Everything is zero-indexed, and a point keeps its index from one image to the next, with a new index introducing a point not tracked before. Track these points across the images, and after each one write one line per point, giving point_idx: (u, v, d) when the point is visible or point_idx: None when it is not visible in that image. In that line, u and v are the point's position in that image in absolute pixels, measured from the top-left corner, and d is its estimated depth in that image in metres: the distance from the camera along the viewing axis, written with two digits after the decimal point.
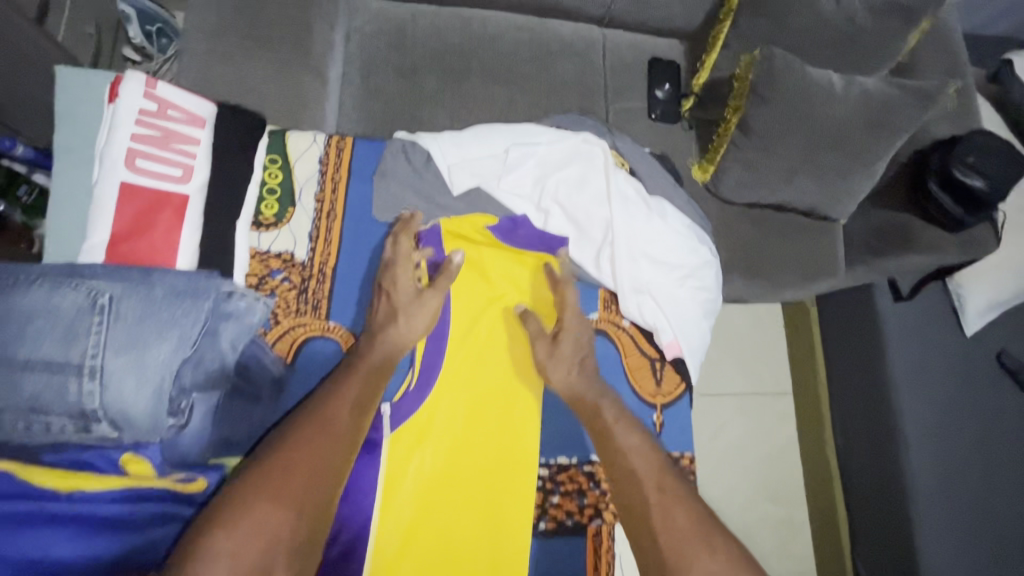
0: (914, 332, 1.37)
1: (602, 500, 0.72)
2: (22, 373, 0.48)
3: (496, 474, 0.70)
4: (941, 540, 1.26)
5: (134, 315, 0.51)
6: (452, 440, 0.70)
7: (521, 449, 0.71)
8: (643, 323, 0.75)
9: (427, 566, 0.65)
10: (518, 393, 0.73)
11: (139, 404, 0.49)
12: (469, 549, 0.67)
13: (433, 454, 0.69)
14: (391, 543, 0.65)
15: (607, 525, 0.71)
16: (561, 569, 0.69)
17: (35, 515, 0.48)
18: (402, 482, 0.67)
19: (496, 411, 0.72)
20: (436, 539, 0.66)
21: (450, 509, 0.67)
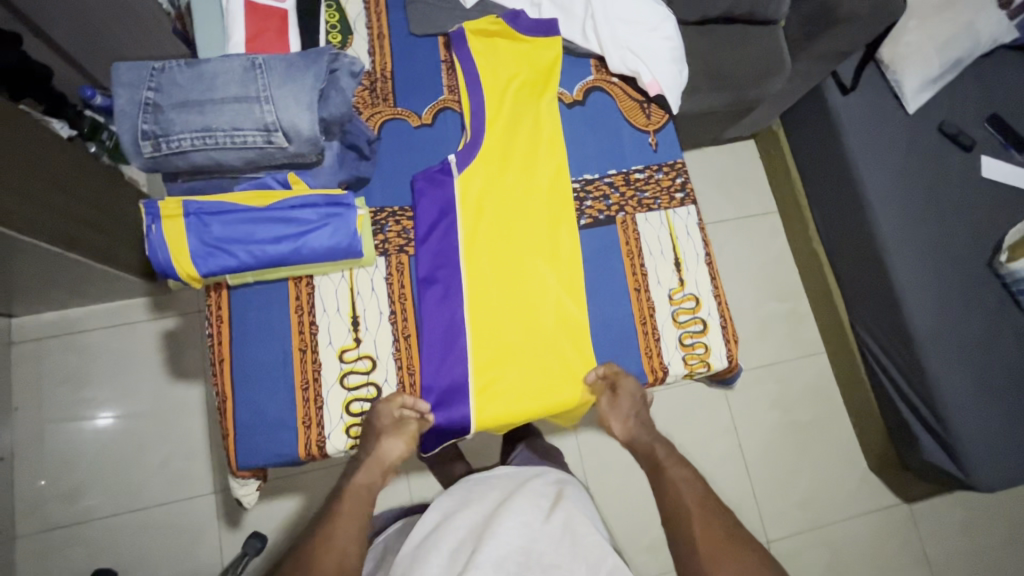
0: (864, 118, 1.60)
1: (624, 199, 0.95)
2: (222, 105, 0.72)
3: (540, 185, 0.93)
4: (912, 275, 1.51)
5: (282, 66, 0.75)
6: (503, 165, 0.93)
7: (556, 165, 0.95)
8: (627, 72, 0.99)
9: (497, 251, 0.90)
10: (546, 127, 0.95)
11: (299, 117, 0.74)
12: (528, 238, 0.91)
13: (492, 175, 0.92)
14: (470, 238, 0.90)
15: (631, 216, 0.95)
16: (601, 246, 0.94)
17: (250, 222, 0.77)
18: (470, 199, 0.91)
19: (532, 142, 0.95)
20: (502, 233, 0.91)
21: (506, 214, 0.92)
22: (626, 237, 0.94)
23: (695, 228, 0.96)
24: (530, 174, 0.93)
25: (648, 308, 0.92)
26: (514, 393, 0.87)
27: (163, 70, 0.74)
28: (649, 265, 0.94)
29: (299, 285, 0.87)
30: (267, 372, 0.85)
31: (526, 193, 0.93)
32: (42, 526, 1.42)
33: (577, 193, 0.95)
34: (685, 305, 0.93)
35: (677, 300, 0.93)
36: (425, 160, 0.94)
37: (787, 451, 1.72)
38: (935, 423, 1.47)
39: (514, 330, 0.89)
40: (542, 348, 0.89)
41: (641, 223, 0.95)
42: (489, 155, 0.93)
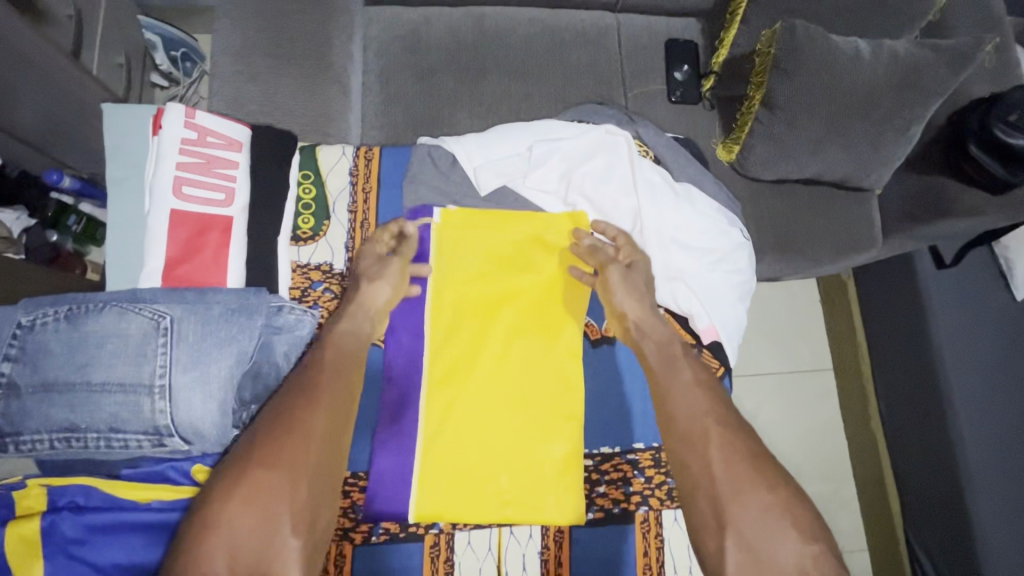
0: (958, 300, 1.32)
1: (647, 489, 0.82)
2: (100, 394, 0.57)
3: (518, 310, 0.84)
4: (990, 506, 1.25)
5: (194, 336, 0.60)
6: (485, 281, 0.85)
7: (570, 352, 0.84)
8: (678, 309, 0.83)
9: (471, 433, 0.79)
10: (550, 296, 0.85)
11: (204, 415, 0.59)
12: (509, 430, 0.80)
13: (463, 290, 0.84)
14: (444, 402, 0.80)
15: (653, 512, 0.82)
16: (598, 544, 0.81)
17: (121, 524, 0.59)
18: (461, 361, 0.82)
19: (521, 283, 0.85)
20: (491, 411, 0.80)
21: (497, 379, 0.81)
22: (644, 542, 0.81)
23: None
24: (529, 358, 0.83)
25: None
26: (473, 397, 0.80)
27: (33, 326, 0.57)
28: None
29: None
30: None
31: (528, 378, 0.82)
32: None
33: (589, 472, 0.83)
34: None
35: None
36: (399, 397, 0.80)
37: None
38: None
39: (482, 436, 0.79)
40: (522, 456, 0.79)
41: (668, 524, 0.82)
42: (462, 269, 0.85)
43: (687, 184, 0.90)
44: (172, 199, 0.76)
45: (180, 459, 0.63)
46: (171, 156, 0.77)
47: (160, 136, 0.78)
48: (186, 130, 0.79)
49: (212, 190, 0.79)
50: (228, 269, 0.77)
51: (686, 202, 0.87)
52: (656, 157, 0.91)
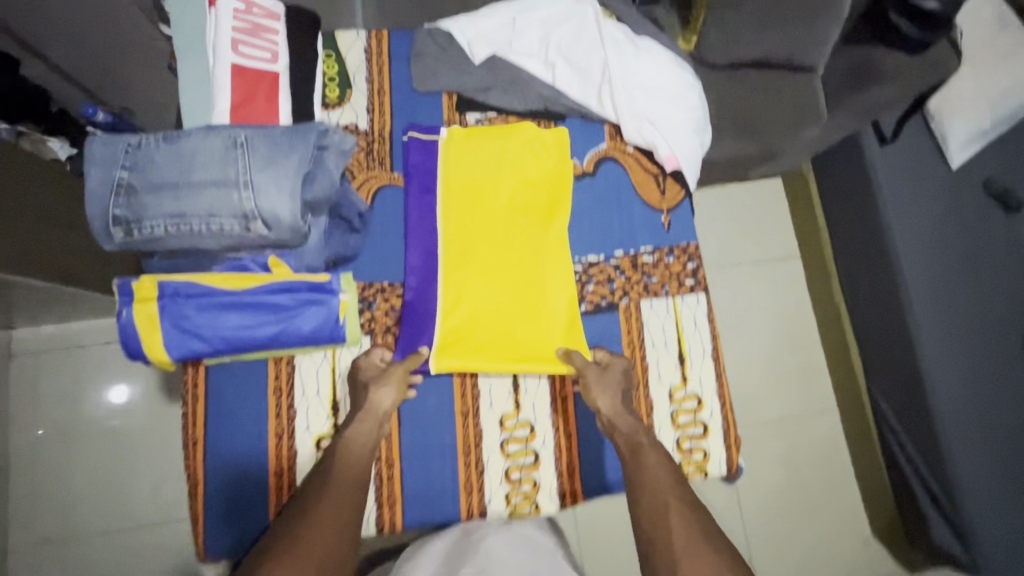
0: (901, 173, 1.49)
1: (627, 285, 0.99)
2: (199, 190, 0.68)
3: (514, 199, 1.01)
4: (936, 346, 1.40)
5: (263, 146, 0.71)
6: (485, 182, 1.01)
7: (558, 233, 0.99)
8: (644, 143, 1.00)
9: (477, 300, 0.96)
10: (541, 193, 1.01)
11: (280, 203, 0.69)
12: (508, 295, 0.97)
13: (467, 189, 1.00)
14: (454, 277, 0.97)
15: (633, 302, 0.99)
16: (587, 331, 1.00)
17: (224, 305, 0.74)
18: (464, 245, 0.98)
19: (515, 185, 1.01)
20: (495, 283, 0.97)
21: (495, 260, 0.98)
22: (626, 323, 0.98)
23: (702, 319, 0.96)
24: (522, 239, 0.99)
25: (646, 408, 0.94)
26: (479, 275, 0.97)
27: (141, 146, 0.70)
28: (650, 357, 0.96)
29: (278, 363, 0.92)
30: (240, 451, 0.89)
31: (525, 258, 0.98)
32: (34, 540, 1.42)
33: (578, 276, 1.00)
34: (687, 404, 0.95)
35: (677, 399, 0.94)
36: (420, 224, 0.98)
37: (786, 507, 1.66)
38: (947, 503, 1.37)
39: (487, 304, 0.96)
40: (527, 318, 0.96)
41: (646, 311, 0.97)
42: (466, 171, 1.01)
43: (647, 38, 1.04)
44: (231, 56, 0.94)
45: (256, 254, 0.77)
46: (226, 24, 0.94)
47: (217, 8, 0.95)
48: (237, 3, 0.96)
49: (260, 51, 0.96)
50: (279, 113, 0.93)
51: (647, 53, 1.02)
52: (621, 17, 1.03)
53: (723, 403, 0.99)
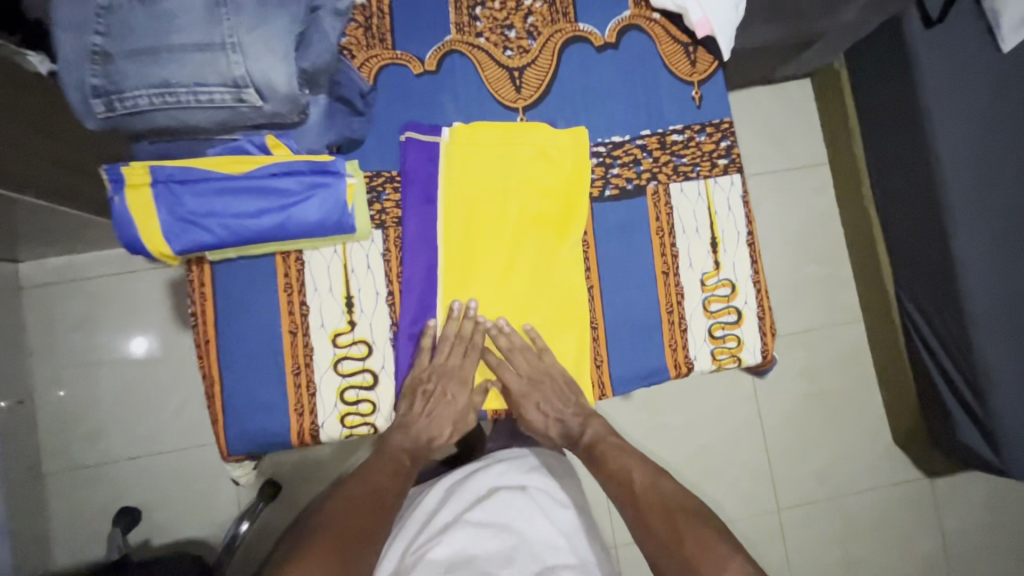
0: (946, 59, 1.35)
1: (657, 166, 0.90)
2: (182, 55, 0.61)
3: (525, 206, 0.89)
4: (976, 245, 1.32)
5: (250, 2, 0.62)
6: (491, 196, 0.89)
7: (576, 252, 0.89)
8: (673, 8, 0.88)
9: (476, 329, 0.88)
10: (554, 205, 0.89)
11: (274, 69, 0.62)
12: (510, 319, 0.89)
13: (471, 204, 0.88)
14: (454, 301, 0.88)
15: (662, 187, 0.91)
16: (617, 220, 0.90)
17: (225, 189, 0.69)
18: (467, 263, 0.88)
19: (525, 199, 0.89)
20: (496, 316, 0.89)
21: (500, 288, 0.89)
22: (656, 209, 0.90)
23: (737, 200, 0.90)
24: (532, 260, 0.89)
25: (676, 295, 0.90)
26: (482, 306, 0.88)
27: (110, 7, 0.61)
28: (680, 244, 0.90)
29: (287, 260, 0.86)
30: (254, 354, 0.85)
31: (534, 282, 0.89)
32: (67, 463, 1.45)
33: (602, 158, 0.91)
34: (719, 292, 0.90)
35: (710, 287, 0.90)
36: (426, 110, 0.89)
37: (808, 419, 1.66)
38: (974, 402, 1.35)
39: (489, 339, 0.89)
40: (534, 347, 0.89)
41: (676, 196, 0.91)
42: (469, 181, 0.88)
43: None
44: None
45: (252, 134, 0.69)
46: None
47: None
48: None
49: None
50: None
51: None
52: None
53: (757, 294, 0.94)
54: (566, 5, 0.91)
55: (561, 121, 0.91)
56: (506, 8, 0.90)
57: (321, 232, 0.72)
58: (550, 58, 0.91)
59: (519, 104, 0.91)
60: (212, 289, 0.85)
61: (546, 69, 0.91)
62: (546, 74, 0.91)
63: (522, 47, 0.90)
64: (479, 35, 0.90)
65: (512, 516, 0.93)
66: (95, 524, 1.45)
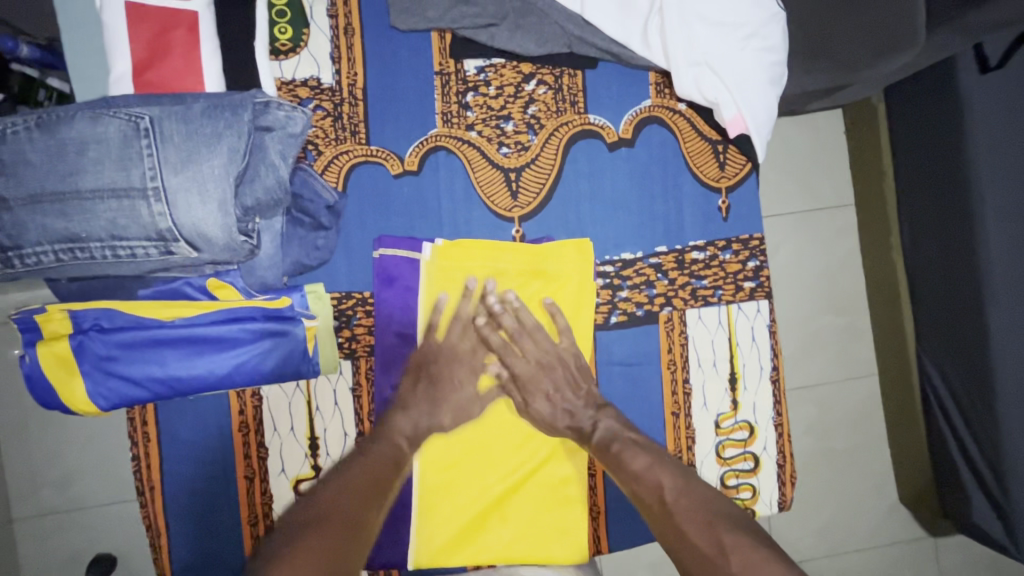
0: (1001, 109, 1.21)
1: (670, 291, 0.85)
2: (96, 202, 0.54)
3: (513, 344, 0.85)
4: (1015, 319, 1.22)
5: (178, 133, 0.56)
6: (476, 328, 0.84)
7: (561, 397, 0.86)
8: (703, 99, 0.78)
9: (461, 473, 0.86)
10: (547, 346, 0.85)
11: (207, 216, 0.56)
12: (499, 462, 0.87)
13: (453, 337, 0.84)
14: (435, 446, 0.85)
15: (677, 312, 0.86)
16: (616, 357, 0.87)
17: (158, 340, 0.71)
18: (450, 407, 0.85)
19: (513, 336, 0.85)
20: (483, 461, 0.86)
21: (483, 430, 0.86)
22: (668, 339, 0.86)
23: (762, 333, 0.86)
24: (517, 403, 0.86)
25: (688, 438, 0.87)
26: (462, 451, 0.86)
27: (7, 136, 0.55)
28: (695, 380, 0.87)
29: (243, 396, 0.83)
30: (208, 490, 0.83)
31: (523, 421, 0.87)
32: (37, 510, 1.38)
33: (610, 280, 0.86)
34: (735, 435, 0.87)
35: (726, 430, 0.86)
36: (406, 222, 0.83)
37: (815, 478, 1.58)
38: (994, 485, 1.27)
39: (477, 483, 0.86)
40: (518, 490, 0.87)
41: (692, 322, 0.87)
42: (455, 314, 0.84)
43: None
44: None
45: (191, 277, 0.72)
46: None
47: None
48: None
49: None
50: (203, 73, 0.75)
51: None
52: None
53: (776, 428, 0.91)
54: (575, 91, 0.84)
55: (562, 234, 0.85)
56: (502, 95, 0.83)
57: (260, 379, 0.74)
58: (553, 154, 0.84)
59: (515, 213, 0.84)
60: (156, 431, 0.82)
61: (549, 169, 0.84)
62: (547, 175, 0.84)
63: (519, 143, 0.83)
64: (469, 127, 0.83)
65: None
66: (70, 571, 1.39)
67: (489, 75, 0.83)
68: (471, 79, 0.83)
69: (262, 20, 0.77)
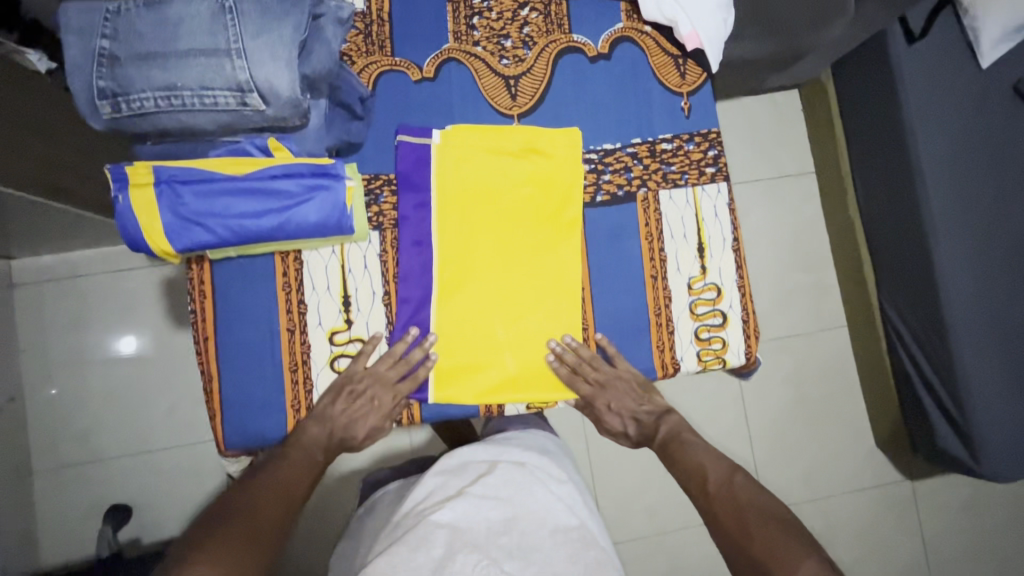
0: (927, 73, 1.40)
1: (646, 174, 0.99)
2: (187, 60, 0.63)
3: (515, 211, 0.98)
4: (956, 254, 1.37)
5: (255, 8, 0.65)
6: (484, 246, 0.97)
7: (566, 259, 0.98)
8: (663, 19, 0.94)
9: (469, 315, 0.97)
10: (556, 281, 0.98)
11: (279, 72, 0.64)
12: (504, 309, 0.98)
13: (463, 204, 0.97)
14: (447, 292, 0.96)
15: (652, 193, 1.00)
16: (602, 236, 1.00)
17: (225, 189, 0.80)
18: (457, 257, 0.97)
19: (541, 297, 0.98)
20: (489, 308, 0.97)
21: (489, 280, 0.97)
22: (645, 215, 0.99)
23: (723, 207, 1.00)
24: (524, 260, 0.98)
25: (664, 297, 1.00)
26: (470, 299, 0.97)
27: (115, 11, 0.64)
28: (669, 249, 1.00)
29: (286, 260, 0.95)
30: (255, 344, 0.95)
31: (525, 275, 0.98)
32: (60, 459, 1.45)
33: (596, 163, 1.00)
34: (706, 295, 1.00)
35: (697, 291, 0.99)
36: (422, 116, 0.98)
37: (794, 423, 1.69)
38: (954, 410, 1.39)
39: (482, 325, 0.97)
40: (523, 336, 0.98)
41: (664, 202, 1.00)
42: (464, 181, 0.97)
43: None
44: None
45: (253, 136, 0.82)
46: None
47: None
48: None
49: None
50: None
51: None
52: None
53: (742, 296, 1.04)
54: (561, 17, 1.00)
55: (552, 125, 1.00)
56: (502, 18, 0.99)
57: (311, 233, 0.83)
58: (544, 67, 1.00)
59: (514, 111, 0.99)
60: (212, 288, 0.95)
61: (541, 78, 1.00)
62: (541, 82, 1.00)
63: (517, 56, 0.99)
64: (475, 43, 0.98)
65: (516, 486, 0.93)
66: (88, 519, 1.45)
67: (491, 3, 0.99)
68: (476, 6, 0.99)
69: None
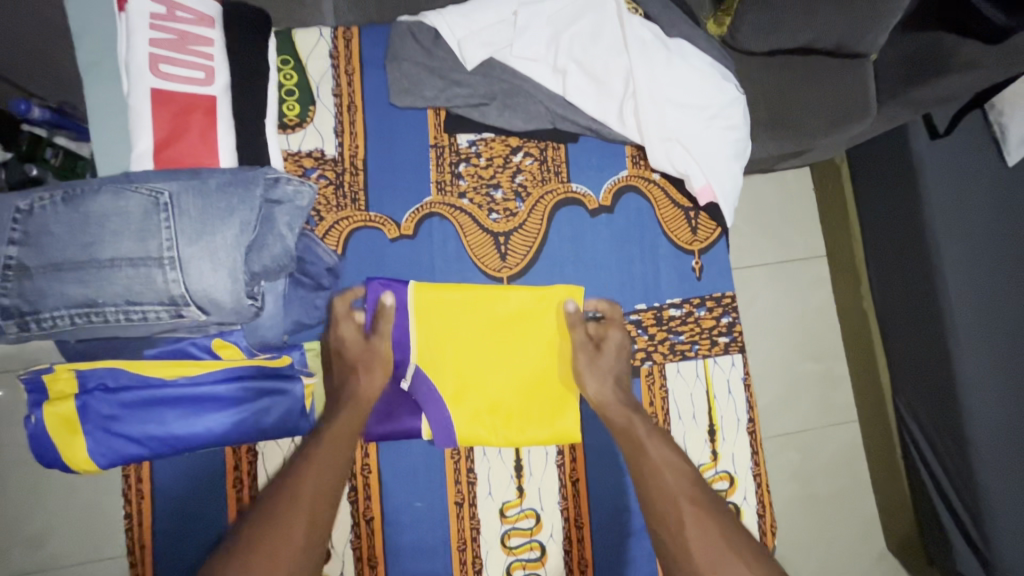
0: (947, 172, 1.32)
1: (649, 347, 0.98)
2: (112, 269, 0.69)
3: (502, 338, 0.95)
4: (979, 367, 1.28)
5: (191, 206, 0.72)
6: (473, 350, 0.95)
7: (544, 420, 0.96)
8: (672, 169, 0.95)
9: (448, 370, 0.94)
10: (528, 370, 0.96)
11: (217, 281, 0.71)
12: (481, 370, 0.95)
13: (451, 326, 0.94)
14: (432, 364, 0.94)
15: (656, 366, 0.99)
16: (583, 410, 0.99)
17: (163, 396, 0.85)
18: (444, 342, 0.94)
19: (523, 303, 0.95)
20: (466, 359, 0.95)
21: (473, 352, 0.95)
22: (649, 390, 0.98)
23: (737, 384, 0.98)
24: (508, 338, 0.96)
25: None
26: (452, 353, 0.94)
27: (31, 211, 0.70)
28: (677, 431, 0.98)
29: (238, 454, 0.94)
30: (199, 546, 0.92)
31: (502, 347, 0.95)
32: None
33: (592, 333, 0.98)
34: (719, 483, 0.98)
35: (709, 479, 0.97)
36: (403, 276, 0.96)
37: (799, 526, 1.58)
38: (977, 537, 1.27)
39: (465, 370, 0.95)
40: (497, 387, 0.95)
41: (671, 375, 0.99)
42: (452, 317, 0.94)
43: (679, 39, 0.94)
44: (149, 79, 0.83)
45: (198, 338, 0.86)
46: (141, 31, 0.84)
47: (125, 12, 0.85)
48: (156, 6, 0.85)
49: (191, 70, 0.86)
50: (218, 150, 0.85)
51: (678, 59, 0.93)
52: (646, 14, 0.95)
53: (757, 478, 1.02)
54: (558, 163, 0.99)
55: (549, 284, 0.98)
56: (491, 165, 0.98)
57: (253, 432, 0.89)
58: (538, 221, 0.98)
59: (504, 273, 0.97)
60: (149, 488, 0.92)
61: (534, 233, 0.98)
62: (533, 238, 0.98)
63: (508, 210, 0.97)
64: (461, 195, 0.97)
65: None
66: None
67: (479, 148, 0.98)
68: (463, 151, 0.98)
69: (271, 99, 0.91)
